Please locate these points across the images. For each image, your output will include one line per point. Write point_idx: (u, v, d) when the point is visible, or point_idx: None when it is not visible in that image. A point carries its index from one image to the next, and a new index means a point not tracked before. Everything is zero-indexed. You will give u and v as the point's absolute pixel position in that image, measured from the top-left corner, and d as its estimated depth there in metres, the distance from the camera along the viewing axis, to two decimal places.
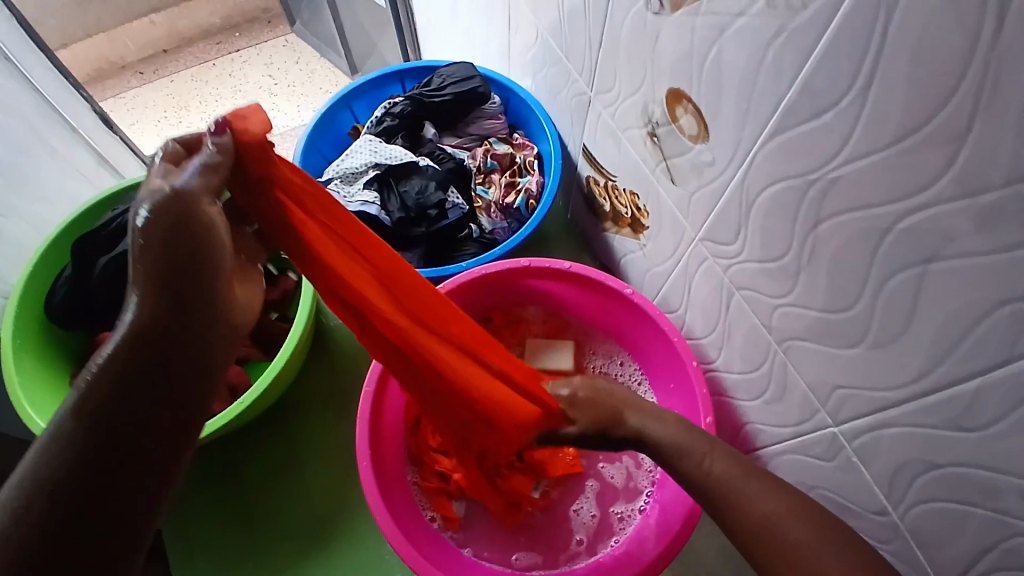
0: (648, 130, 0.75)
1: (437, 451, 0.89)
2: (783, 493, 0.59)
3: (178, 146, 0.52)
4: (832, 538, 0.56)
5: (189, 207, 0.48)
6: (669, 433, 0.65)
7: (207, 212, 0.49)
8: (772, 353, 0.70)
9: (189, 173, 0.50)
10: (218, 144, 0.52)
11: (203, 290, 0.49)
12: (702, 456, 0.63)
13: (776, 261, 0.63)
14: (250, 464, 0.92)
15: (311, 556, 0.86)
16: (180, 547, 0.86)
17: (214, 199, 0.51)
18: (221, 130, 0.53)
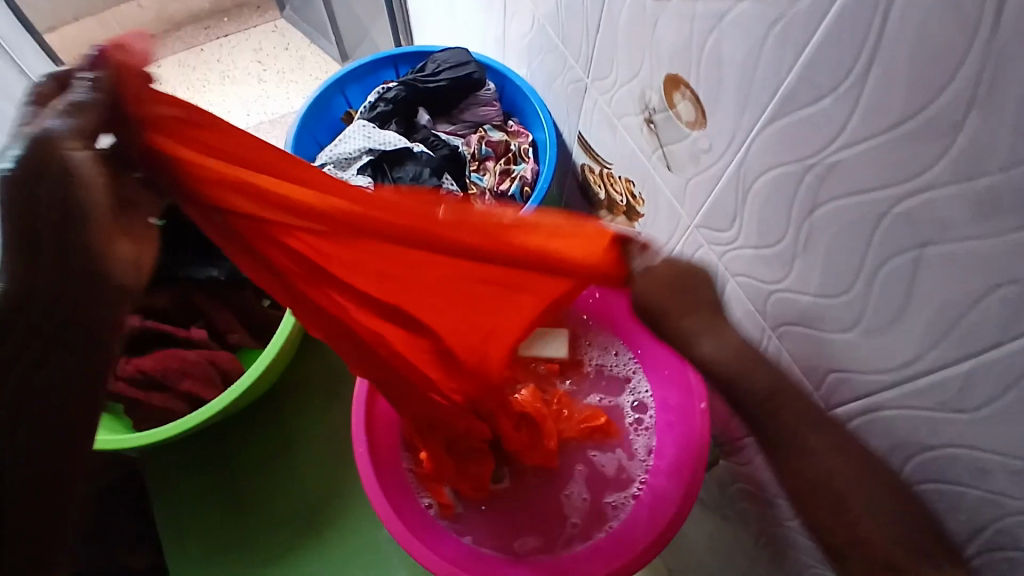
0: (645, 116, 0.75)
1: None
2: (848, 451, 0.55)
3: (49, 82, 0.46)
4: (890, 493, 0.54)
5: (50, 152, 0.42)
6: (732, 353, 0.60)
7: (71, 157, 0.43)
8: (765, 339, 0.71)
9: (57, 113, 0.44)
10: (93, 80, 0.46)
11: (74, 247, 0.44)
12: (766, 396, 0.58)
13: (772, 247, 0.63)
14: (240, 452, 0.91)
15: (303, 544, 0.85)
16: (170, 533, 0.86)
17: (88, 144, 0.45)
18: (100, 63, 0.47)
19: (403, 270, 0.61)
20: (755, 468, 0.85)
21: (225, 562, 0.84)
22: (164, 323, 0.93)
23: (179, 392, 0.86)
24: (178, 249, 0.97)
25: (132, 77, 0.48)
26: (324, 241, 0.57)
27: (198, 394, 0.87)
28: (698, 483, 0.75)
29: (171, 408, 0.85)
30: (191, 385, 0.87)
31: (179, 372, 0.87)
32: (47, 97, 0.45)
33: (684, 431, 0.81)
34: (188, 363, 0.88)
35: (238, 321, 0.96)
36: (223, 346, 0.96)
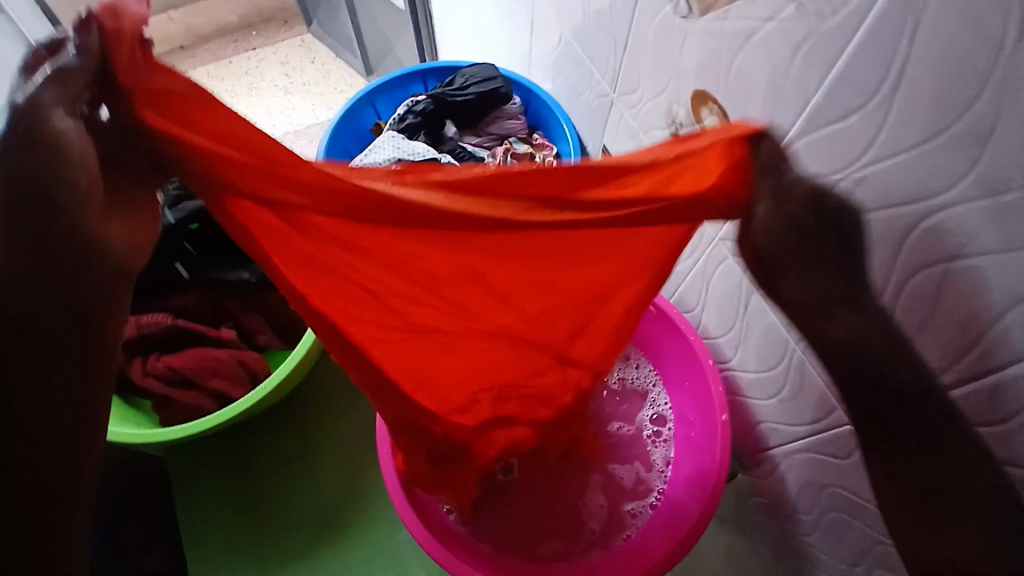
0: (671, 130, 0.77)
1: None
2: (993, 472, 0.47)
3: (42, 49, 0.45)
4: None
5: (32, 119, 0.43)
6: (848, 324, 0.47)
7: (56, 126, 0.43)
8: (789, 351, 0.71)
9: (39, 83, 0.43)
10: (80, 44, 0.45)
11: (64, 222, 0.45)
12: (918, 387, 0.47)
13: None
14: (263, 451, 0.93)
15: (323, 544, 0.87)
16: (193, 530, 0.87)
17: (76, 112, 0.45)
18: (87, 21, 0.44)
19: (432, 256, 0.57)
20: (775, 482, 0.84)
21: (247, 560, 0.86)
22: (195, 323, 0.95)
23: (208, 390, 0.89)
24: (211, 251, 1.00)
25: (124, 43, 0.46)
26: (347, 238, 0.54)
27: (227, 392, 0.89)
28: (719, 495, 0.75)
29: (201, 405, 0.88)
30: (221, 383, 0.89)
31: (209, 370, 0.90)
32: (40, 59, 0.45)
33: (703, 443, 0.81)
34: (217, 363, 0.90)
35: (265, 324, 0.98)
36: (251, 347, 0.98)
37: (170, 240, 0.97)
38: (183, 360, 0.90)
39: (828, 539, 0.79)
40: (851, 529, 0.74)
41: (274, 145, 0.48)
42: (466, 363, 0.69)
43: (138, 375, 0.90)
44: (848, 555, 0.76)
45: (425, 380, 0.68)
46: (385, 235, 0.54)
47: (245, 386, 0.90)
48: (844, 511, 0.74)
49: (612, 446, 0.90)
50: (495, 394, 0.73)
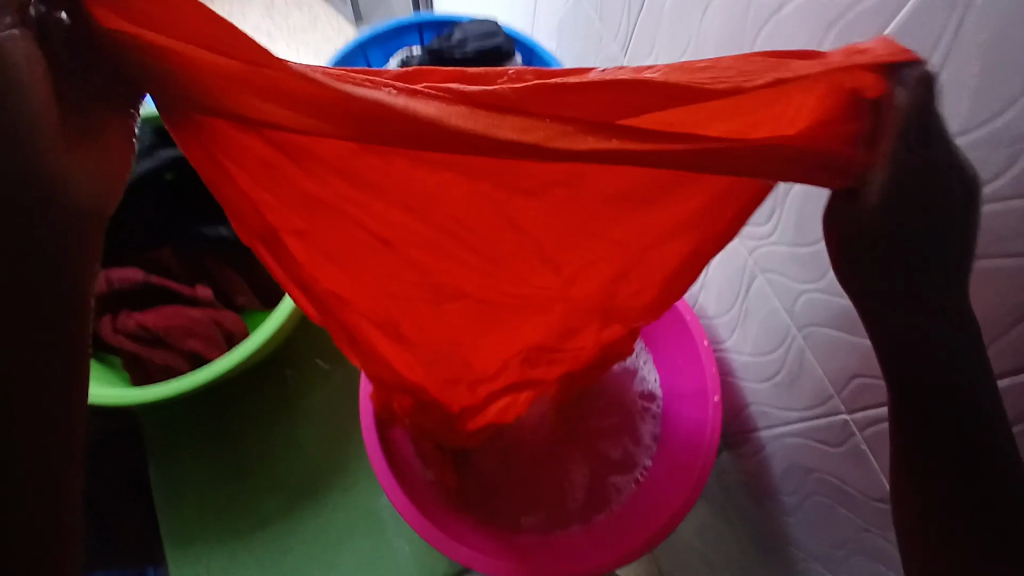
0: None
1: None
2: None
3: None
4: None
5: None
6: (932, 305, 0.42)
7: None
8: (790, 337, 0.70)
9: None
10: None
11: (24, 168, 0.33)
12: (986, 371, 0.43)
13: (809, 247, 0.62)
14: (238, 410, 0.88)
15: (299, 508, 0.84)
16: (164, 488, 0.83)
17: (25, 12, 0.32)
18: None
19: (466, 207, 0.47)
20: (762, 467, 0.84)
21: (221, 521, 0.82)
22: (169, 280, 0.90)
23: (183, 350, 0.84)
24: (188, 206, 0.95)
25: None
26: (363, 178, 0.44)
27: (203, 354, 0.84)
28: (706, 478, 0.75)
29: (175, 366, 0.83)
30: (196, 344, 0.84)
31: (184, 330, 0.85)
32: None
33: (693, 422, 0.80)
34: (192, 322, 0.85)
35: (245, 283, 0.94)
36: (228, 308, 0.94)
37: (144, 190, 0.91)
38: (156, 317, 0.85)
39: (810, 525, 0.78)
40: (836, 517, 0.73)
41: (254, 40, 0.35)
42: (495, 332, 0.59)
43: (107, 332, 0.84)
44: (830, 543, 0.76)
45: (445, 350, 0.59)
46: (415, 170, 0.44)
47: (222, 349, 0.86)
48: (831, 499, 0.73)
49: (602, 421, 0.88)
50: (524, 356, 0.63)
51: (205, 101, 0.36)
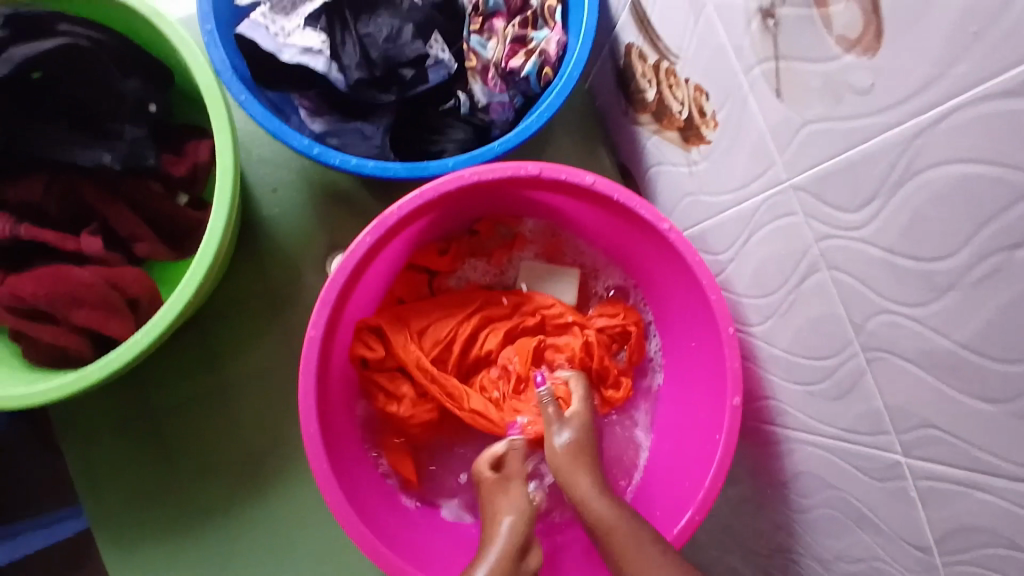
0: (762, 4, 0.48)
1: (393, 399, 0.71)
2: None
3: None
4: None
5: None
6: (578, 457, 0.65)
7: None
8: (848, 354, 0.54)
9: None
10: None
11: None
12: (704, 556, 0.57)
13: (918, 263, 0.44)
14: (165, 384, 0.81)
15: (243, 490, 0.80)
16: (89, 473, 0.79)
17: None
18: None
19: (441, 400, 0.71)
20: (768, 459, 0.71)
21: (156, 503, 0.79)
22: (43, 228, 0.74)
23: (74, 326, 0.72)
24: (63, 117, 0.73)
25: None
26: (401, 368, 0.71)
27: (99, 327, 0.72)
28: (710, 501, 0.62)
29: (68, 345, 0.72)
30: (88, 316, 0.72)
31: (71, 300, 0.71)
32: None
33: (708, 424, 0.66)
34: (79, 288, 0.71)
35: (147, 227, 0.77)
36: (127, 254, 0.78)
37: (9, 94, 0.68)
38: (36, 286, 0.71)
39: (818, 532, 0.67)
40: (849, 535, 0.63)
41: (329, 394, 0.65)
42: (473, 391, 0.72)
43: None
44: (836, 553, 0.66)
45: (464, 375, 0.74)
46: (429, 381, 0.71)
47: (123, 316, 0.74)
48: (848, 518, 0.62)
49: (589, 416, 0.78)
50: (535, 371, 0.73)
51: (342, 384, 0.70)
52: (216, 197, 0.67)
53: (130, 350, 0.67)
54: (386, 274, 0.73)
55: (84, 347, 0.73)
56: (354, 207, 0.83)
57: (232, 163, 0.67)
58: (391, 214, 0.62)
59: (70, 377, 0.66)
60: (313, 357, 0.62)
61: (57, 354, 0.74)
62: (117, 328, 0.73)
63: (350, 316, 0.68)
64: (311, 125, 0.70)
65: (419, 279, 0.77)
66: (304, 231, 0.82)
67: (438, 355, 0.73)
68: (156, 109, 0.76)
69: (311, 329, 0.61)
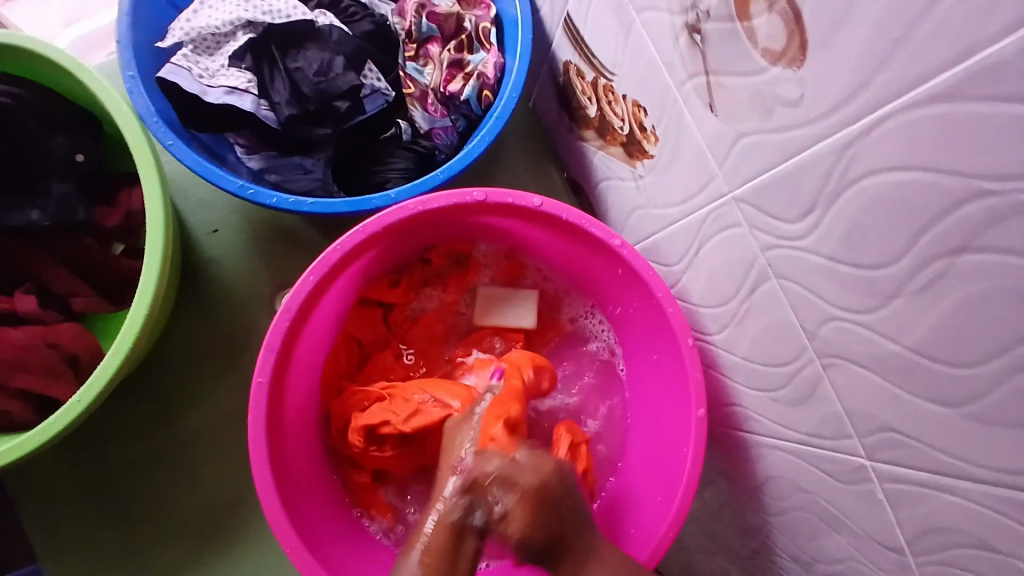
0: (688, 20, 0.48)
1: (375, 443, 0.70)
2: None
3: None
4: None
5: None
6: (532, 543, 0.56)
7: None
8: (804, 359, 0.53)
9: None
10: None
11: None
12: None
13: (860, 270, 0.44)
14: (117, 442, 0.77)
15: (206, 546, 0.76)
16: (43, 545, 0.75)
17: None
18: None
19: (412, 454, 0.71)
20: (738, 466, 0.71)
21: (115, 569, 0.75)
22: None
23: (16, 391, 0.68)
24: None
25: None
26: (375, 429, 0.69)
27: (41, 391, 0.68)
28: (681, 515, 0.61)
29: (8, 411, 0.67)
30: (29, 380, 0.68)
31: (10, 364, 0.68)
32: None
33: (674, 437, 0.65)
34: (16, 352, 0.68)
35: (84, 282, 0.74)
36: (66, 312, 0.74)
37: None
38: None
39: (795, 537, 0.67)
40: (824, 537, 0.62)
41: (282, 446, 0.63)
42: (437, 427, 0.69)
43: None
44: (813, 555, 0.66)
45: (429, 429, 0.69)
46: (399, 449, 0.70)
47: (66, 378, 0.70)
48: (822, 521, 0.61)
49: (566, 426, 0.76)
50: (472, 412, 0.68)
51: (299, 428, 0.67)
52: (147, 248, 0.64)
53: (65, 416, 0.63)
54: (337, 314, 0.71)
55: (26, 411, 0.69)
56: (304, 242, 0.80)
57: (162, 213, 0.64)
58: (334, 251, 0.60)
59: (8, 446, 0.62)
60: (263, 410, 0.59)
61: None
62: (59, 392, 0.69)
63: (303, 359, 0.66)
64: (248, 163, 0.68)
65: (373, 314, 0.76)
66: (252, 272, 0.80)
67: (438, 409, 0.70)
68: (85, 159, 0.73)
69: (260, 382, 0.59)
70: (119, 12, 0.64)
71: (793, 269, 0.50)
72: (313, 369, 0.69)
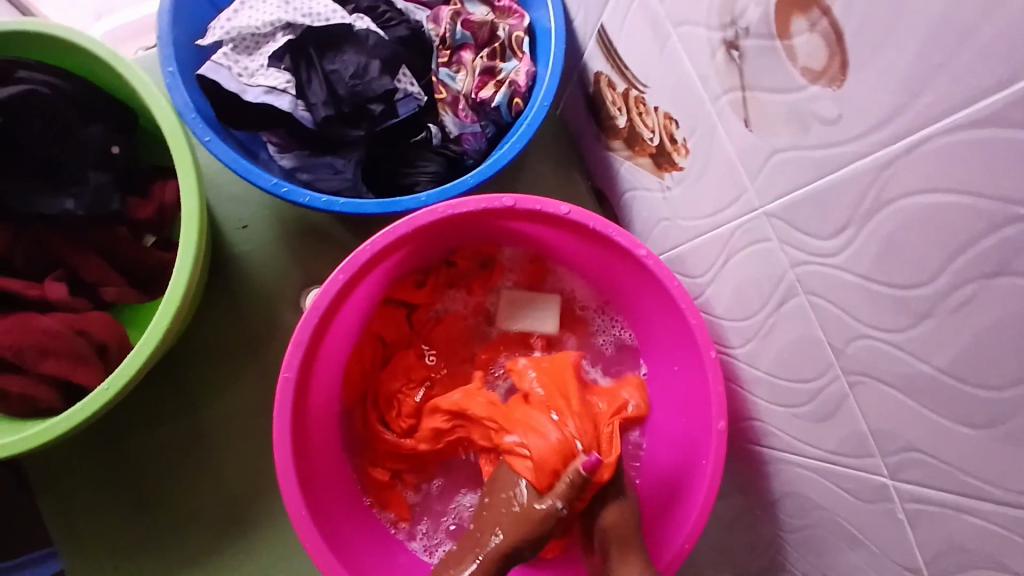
0: (726, 36, 0.48)
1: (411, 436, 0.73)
2: None
3: None
4: None
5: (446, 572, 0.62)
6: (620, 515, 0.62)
7: None
8: (829, 376, 0.53)
9: None
10: None
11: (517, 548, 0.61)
12: None
13: (892, 289, 0.44)
14: (139, 431, 0.78)
15: (221, 538, 0.77)
16: (63, 529, 0.76)
17: None
18: None
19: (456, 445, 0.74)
20: (754, 480, 0.71)
21: (132, 556, 0.76)
22: (11, 279, 0.73)
23: (42, 375, 0.69)
24: (26, 164, 0.71)
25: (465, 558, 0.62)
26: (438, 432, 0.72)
27: (66, 376, 0.69)
28: (701, 527, 0.61)
29: (34, 395, 0.69)
30: (55, 365, 0.69)
31: (36, 349, 0.69)
32: None
33: (695, 449, 0.65)
34: (45, 337, 0.69)
35: (113, 271, 0.75)
36: (96, 301, 0.76)
37: None
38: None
39: (808, 553, 0.67)
40: (839, 555, 0.62)
41: (307, 445, 0.64)
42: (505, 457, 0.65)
43: None
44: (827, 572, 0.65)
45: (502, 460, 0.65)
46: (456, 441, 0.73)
47: (91, 365, 0.71)
48: (839, 539, 0.61)
49: None
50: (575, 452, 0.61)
51: (321, 426, 0.68)
52: (181, 243, 0.65)
53: (94, 403, 0.64)
54: (363, 312, 0.72)
55: (52, 397, 0.70)
56: (330, 241, 0.82)
57: (197, 210, 0.65)
58: (364, 250, 0.61)
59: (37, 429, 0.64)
60: (288, 406, 0.60)
61: (26, 406, 0.70)
62: (84, 377, 0.70)
63: (327, 355, 0.66)
64: (281, 161, 0.69)
65: (397, 314, 0.77)
66: (278, 268, 0.81)
67: (557, 429, 0.62)
68: (120, 151, 0.74)
69: (287, 379, 0.60)
70: (161, 7, 0.65)
71: (823, 287, 0.50)
72: (337, 367, 0.70)
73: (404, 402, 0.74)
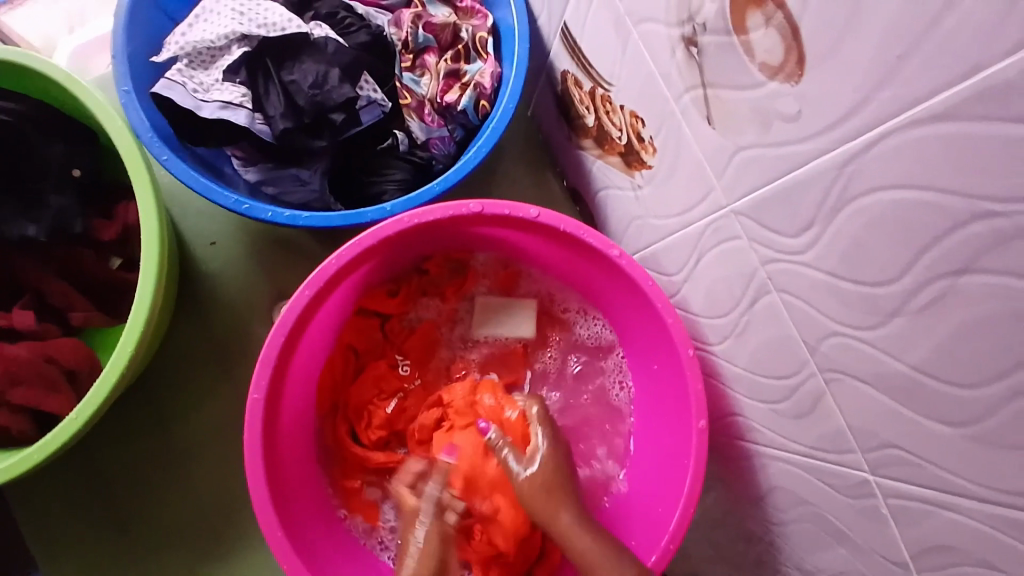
0: (685, 33, 0.47)
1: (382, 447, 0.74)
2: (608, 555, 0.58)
3: None
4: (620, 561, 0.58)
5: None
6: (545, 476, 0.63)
7: None
8: (805, 373, 0.52)
9: None
10: None
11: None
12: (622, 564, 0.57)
13: (863, 287, 0.43)
14: (115, 453, 0.77)
15: (204, 557, 0.76)
16: (42, 553, 0.75)
17: None
18: None
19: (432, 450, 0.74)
20: (739, 476, 0.70)
21: None
22: None
23: (13, 405, 0.68)
24: None
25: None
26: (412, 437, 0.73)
27: (37, 405, 0.68)
28: (682, 530, 0.60)
29: (6, 427, 0.68)
30: (26, 394, 0.68)
31: (8, 379, 0.68)
32: None
33: (675, 448, 0.64)
34: (14, 367, 0.68)
35: (81, 295, 0.74)
36: (66, 327, 0.75)
37: None
38: None
39: (796, 547, 0.66)
40: (827, 549, 0.62)
41: (278, 460, 0.63)
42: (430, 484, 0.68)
43: None
44: (816, 567, 0.65)
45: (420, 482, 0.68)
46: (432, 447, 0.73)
47: (65, 394, 0.70)
48: (827, 534, 0.60)
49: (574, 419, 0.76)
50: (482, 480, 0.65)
51: (295, 443, 0.67)
52: (143, 265, 0.64)
53: (64, 433, 0.63)
54: (335, 324, 0.70)
55: (26, 427, 0.69)
56: (301, 253, 0.80)
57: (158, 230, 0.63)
58: (330, 264, 0.60)
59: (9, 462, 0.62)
60: (258, 424, 0.59)
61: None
62: (57, 405, 0.69)
63: (298, 372, 0.65)
64: (245, 176, 0.68)
65: (370, 324, 0.76)
66: (250, 283, 0.80)
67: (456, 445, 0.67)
68: (82, 173, 0.73)
69: (256, 399, 0.59)
70: (115, 24, 0.64)
71: (795, 286, 0.49)
72: (309, 382, 0.69)
73: (375, 414, 0.74)
